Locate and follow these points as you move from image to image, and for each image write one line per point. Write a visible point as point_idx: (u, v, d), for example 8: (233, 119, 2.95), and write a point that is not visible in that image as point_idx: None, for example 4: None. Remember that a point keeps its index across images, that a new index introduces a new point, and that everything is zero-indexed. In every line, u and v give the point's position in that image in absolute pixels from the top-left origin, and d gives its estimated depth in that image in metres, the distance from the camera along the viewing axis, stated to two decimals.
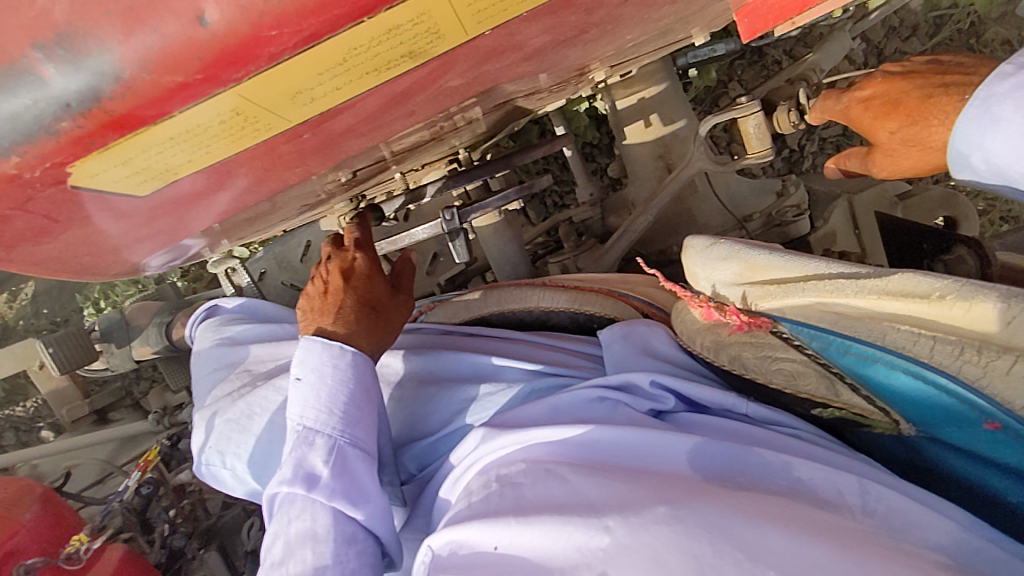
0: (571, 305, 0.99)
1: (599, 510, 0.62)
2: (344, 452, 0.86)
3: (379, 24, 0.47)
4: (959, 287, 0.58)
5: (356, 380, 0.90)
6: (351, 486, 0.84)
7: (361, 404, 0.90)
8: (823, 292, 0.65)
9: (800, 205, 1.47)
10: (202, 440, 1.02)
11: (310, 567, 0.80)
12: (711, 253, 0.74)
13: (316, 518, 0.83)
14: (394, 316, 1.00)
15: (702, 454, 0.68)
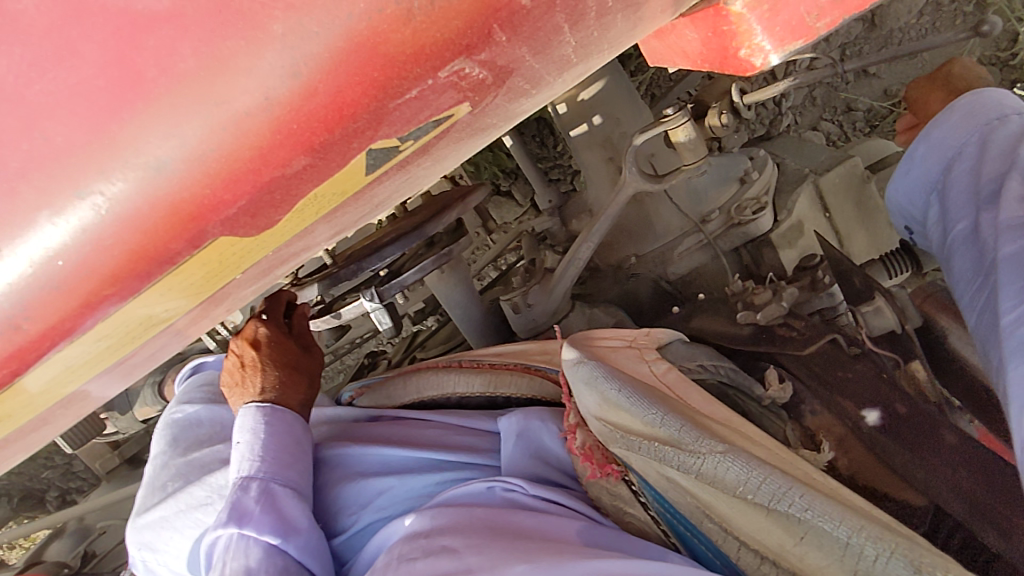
0: (485, 389, 0.99)
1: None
2: (277, 490, 0.86)
3: (93, 337, 0.46)
4: (756, 486, 0.47)
5: (287, 432, 0.94)
6: (280, 519, 0.83)
7: (291, 453, 0.92)
8: (649, 458, 0.56)
9: (760, 198, 1.32)
10: (137, 537, 1.09)
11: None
12: (577, 374, 0.69)
13: (251, 553, 0.82)
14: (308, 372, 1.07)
15: (587, 531, 0.65)
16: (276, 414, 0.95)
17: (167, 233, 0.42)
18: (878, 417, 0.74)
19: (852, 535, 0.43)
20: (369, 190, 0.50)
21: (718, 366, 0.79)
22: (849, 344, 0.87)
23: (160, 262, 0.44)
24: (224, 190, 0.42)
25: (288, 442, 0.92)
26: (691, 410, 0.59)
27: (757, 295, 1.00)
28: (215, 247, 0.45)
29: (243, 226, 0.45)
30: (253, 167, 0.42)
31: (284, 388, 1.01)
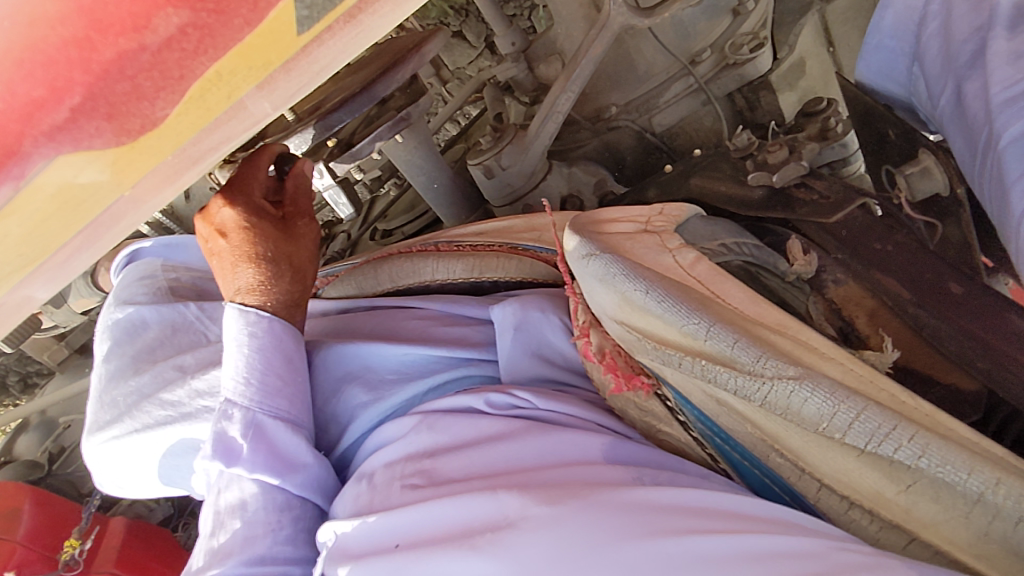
0: (468, 275, 0.87)
1: (507, 504, 0.52)
2: (267, 423, 0.71)
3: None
4: (843, 423, 0.41)
5: (276, 347, 0.75)
6: (273, 456, 0.70)
7: (284, 371, 0.75)
8: (698, 379, 0.49)
9: (756, 32, 1.14)
10: (95, 456, 0.95)
11: (241, 540, 0.68)
12: (588, 270, 0.60)
13: (244, 487, 0.70)
14: (305, 254, 0.82)
15: (614, 449, 0.58)
16: (261, 325, 0.75)
17: (4, 134, 0.39)
18: (924, 295, 0.66)
19: (986, 490, 0.37)
20: (299, 62, 0.44)
21: (742, 246, 0.70)
22: (879, 208, 0.77)
23: (8, 158, 0.39)
24: (65, 71, 0.38)
25: (286, 353, 0.76)
26: (738, 316, 0.52)
27: (772, 154, 0.89)
28: (67, 159, 0.41)
29: (92, 132, 0.41)
30: (86, 45, 0.38)
31: (270, 283, 0.78)
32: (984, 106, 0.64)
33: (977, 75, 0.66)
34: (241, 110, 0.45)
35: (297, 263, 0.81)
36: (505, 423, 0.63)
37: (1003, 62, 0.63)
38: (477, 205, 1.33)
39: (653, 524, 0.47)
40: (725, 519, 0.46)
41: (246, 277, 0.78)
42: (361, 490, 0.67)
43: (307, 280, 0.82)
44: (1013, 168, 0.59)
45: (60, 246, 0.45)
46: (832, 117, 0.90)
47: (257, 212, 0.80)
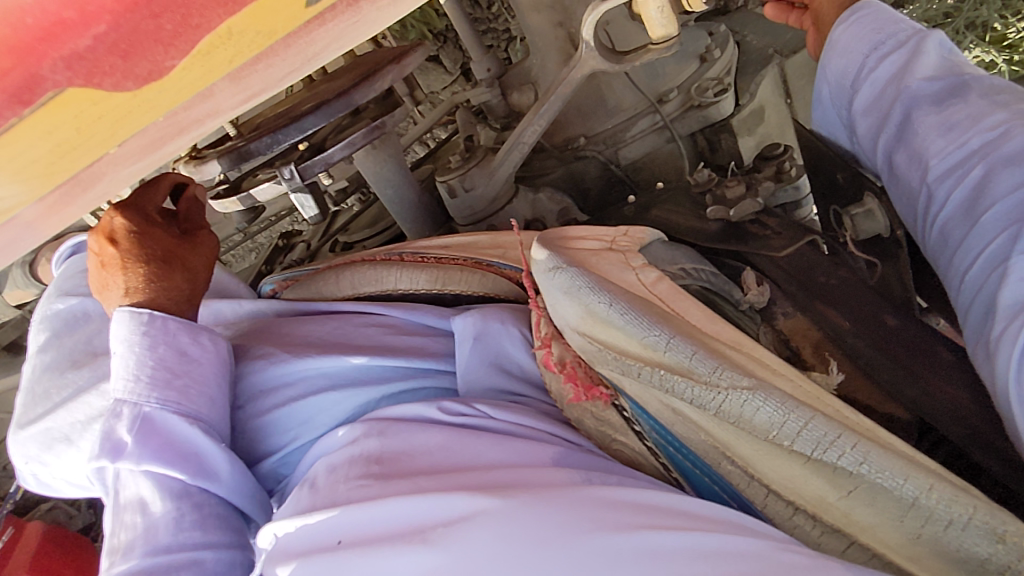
0: (430, 287, 0.88)
1: (454, 502, 0.52)
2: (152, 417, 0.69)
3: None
4: (795, 431, 0.43)
5: (167, 341, 0.73)
6: (163, 449, 0.68)
7: (174, 361, 0.73)
8: (657, 387, 0.51)
9: (721, 79, 1.22)
10: (21, 451, 0.90)
11: (142, 532, 0.67)
12: (554, 282, 0.62)
13: (139, 482, 0.68)
14: (195, 262, 0.81)
15: (564, 457, 0.59)
16: (154, 321, 0.73)
17: (22, 54, 0.38)
18: (862, 326, 0.71)
19: (920, 495, 0.39)
20: (299, 37, 0.44)
21: (700, 271, 0.73)
22: (826, 246, 0.83)
23: (23, 82, 0.39)
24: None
25: (177, 347, 0.73)
26: (696, 331, 0.54)
27: (730, 189, 0.94)
28: (74, 96, 0.40)
29: (106, 69, 0.40)
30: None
31: (158, 282, 0.76)
32: (920, 170, 0.66)
33: (906, 147, 0.68)
34: (237, 83, 0.44)
35: (189, 266, 0.79)
36: (454, 433, 0.63)
37: (935, 132, 0.65)
38: (442, 222, 1.33)
39: (609, 520, 0.47)
40: (670, 516, 0.47)
41: (133, 276, 0.75)
42: (303, 494, 0.65)
43: (200, 285, 0.80)
44: (953, 234, 0.61)
45: (38, 199, 0.44)
46: (787, 161, 0.98)
47: (148, 220, 0.79)
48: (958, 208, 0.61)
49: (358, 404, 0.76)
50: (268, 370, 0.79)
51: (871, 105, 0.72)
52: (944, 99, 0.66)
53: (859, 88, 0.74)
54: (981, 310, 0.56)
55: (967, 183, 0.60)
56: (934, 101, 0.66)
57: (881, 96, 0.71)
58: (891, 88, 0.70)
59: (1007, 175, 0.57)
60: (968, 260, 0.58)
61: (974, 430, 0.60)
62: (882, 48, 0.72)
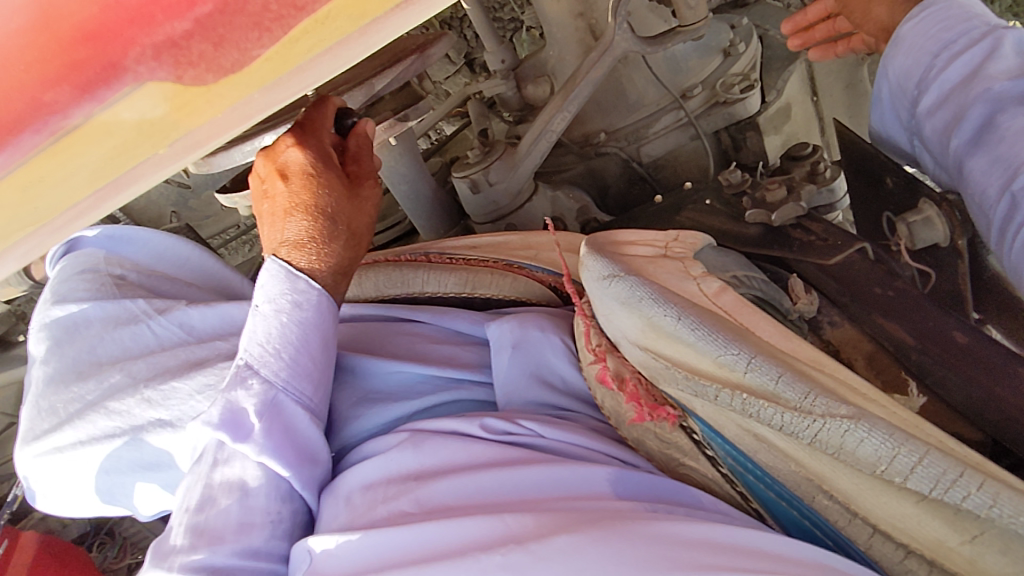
0: (459, 290, 0.83)
1: (509, 523, 0.49)
2: (287, 405, 0.64)
3: (27, 174, 0.36)
4: (910, 467, 0.39)
5: (314, 323, 0.68)
6: (289, 443, 0.63)
7: (318, 353, 0.68)
8: (738, 411, 0.47)
9: (747, 74, 1.18)
10: (27, 468, 0.85)
11: (237, 523, 0.60)
12: (610, 291, 0.58)
13: (250, 469, 0.62)
14: (365, 218, 0.75)
15: (621, 482, 0.55)
16: (307, 295, 0.68)
17: (105, 39, 0.34)
18: (927, 341, 0.67)
19: None
20: (379, 26, 0.39)
21: (752, 279, 0.69)
22: (874, 252, 0.80)
23: (101, 74, 0.35)
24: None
25: (323, 332, 0.69)
26: (775, 350, 0.50)
27: (770, 193, 0.91)
28: (155, 89, 0.36)
29: (193, 59, 0.36)
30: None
31: (320, 244, 0.70)
32: (1005, 176, 0.60)
33: (985, 151, 0.63)
34: (304, 75, 0.39)
35: (354, 223, 0.73)
36: (500, 451, 0.60)
37: (1020, 139, 0.59)
38: (457, 219, 1.28)
39: (682, 559, 0.44)
40: (758, 559, 0.44)
41: (294, 228, 0.70)
42: (337, 512, 0.61)
43: (360, 244, 0.74)
44: None
45: (73, 206, 0.39)
46: (820, 162, 0.97)
47: (325, 160, 0.72)
48: None
49: (387, 417, 0.70)
50: None
51: (938, 105, 0.68)
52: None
53: (925, 90, 0.70)
54: None
55: None
56: (1021, 101, 0.61)
57: (948, 99, 0.68)
58: (958, 97, 0.65)
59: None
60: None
61: None
62: (952, 47, 0.68)
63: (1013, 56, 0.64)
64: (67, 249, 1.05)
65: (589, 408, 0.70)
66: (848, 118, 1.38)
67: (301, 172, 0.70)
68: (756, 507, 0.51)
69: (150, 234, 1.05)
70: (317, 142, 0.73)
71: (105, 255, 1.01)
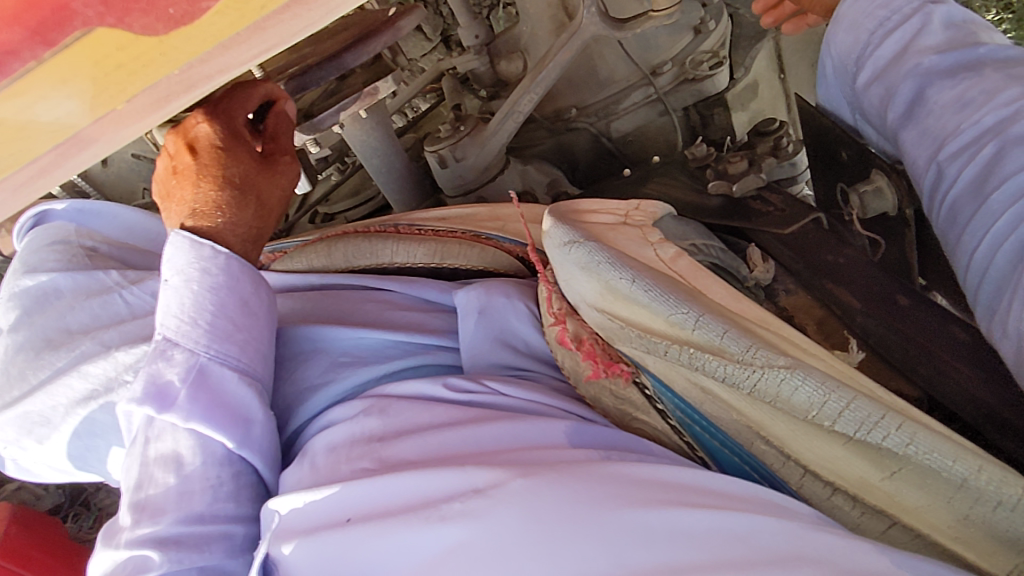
0: (428, 261, 0.84)
1: (473, 474, 0.51)
2: (210, 370, 0.65)
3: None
4: (839, 409, 0.42)
5: (230, 286, 0.69)
6: (216, 406, 0.64)
7: (238, 317, 0.69)
8: (684, 365, 0.50)
9: (716, 51, 1.20)
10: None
11: (175, 493, 0.62)
12: (570, 257, 0.60)
13: (180, 439, 0.63)
14: (276, 191, 0.76)
15: (577, 432, 0.57)
16: (216, 262, 0.69)
17: None
18: (871, 305, 0.71)
19: (969, 476, 0.40)
20: None
21: (710, 247, 0.72)
22: (829, 223, 0.83)
23: (51, 15, 0.35)
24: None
25: (244, 295, 0.70)
26: (724, 309, 0.53)
27: (732, 165, 0.94)
28: (104, 36, 0.37)
29: (143, 6, 0.37)
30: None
31: (222, 213, 0.71)
32: (933, 146, 0.63)
33: (916, 124, 0.65)
34: (262, 32, 0.40)
35: (263, 195, 0.75)
36: (461, 411, 0.62)
37: (949, 111, 0.62)
38: (428, 193, 1.30)
39: (630, 495, 0.46)
40: (697, 494, 0.47)
41: (201, 197, 0.72)
42: (303, 472, 0.63)
43: (269, 217, 0.76)
44: (961, 211, 0.59)
45: (31, 158, 0.40)
46: (785, 137, 1.01)
47: (235, 136, 0.74)
48: (969, 186, 0.58)
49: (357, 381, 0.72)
50: None
51: (872, 81, 0.70)
52: (959, 72, 0.63)
53: (860, 67, 0.71)
54: (994, 286, 0.54)
55: (979, 160, 0.58)
56: (949, 74, 0.64)
57: (882, 75, 0.68)
58: (890, 71, 0.67)
59: (1017, 153, 0.55)
60: (975, 240, 0.57)
61: (989, 408, 0.60)
62: (888, 23, 0.69)
63: (942, 29, 0.67)
64: (35, 221, 1.05)
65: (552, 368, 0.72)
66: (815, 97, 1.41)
67: (206, 146, 0.72)
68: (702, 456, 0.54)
69: (120, 207, 1.05)
70: (237, 113, 0.74)
71: (74, 228, 1.01)
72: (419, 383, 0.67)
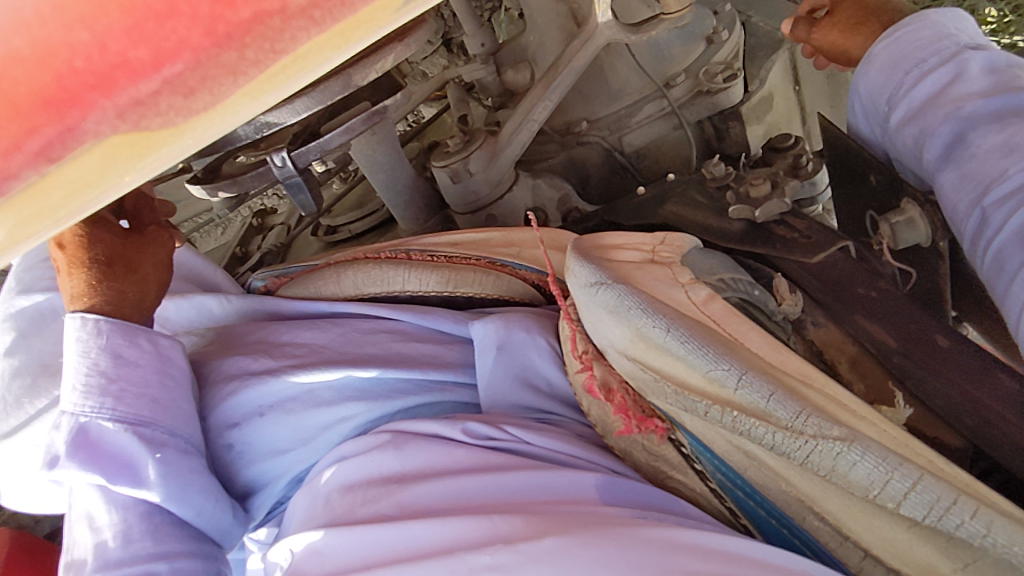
0: (440, 291, 0.81)
1: (498, 523, 0.49)
2: (92, 428, 0.64)
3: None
4: (904, 490, 0.39)
5: (100, 345, 0.67)
6: (100, 462, 0.63)
7: (113, 370, 0.66)
8: (726, 427, 0.47)
9: (729, 63, 1.17)
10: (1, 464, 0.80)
11: (92, 549, 0.63)
12: (598, 300, 0.57)
13: (89, 495, 0.64)
14: (154, 259, 0.74)
15: (608, 487, 0.54)
16: (92, 327, 0.67)
17: (63, 105, 0.33)
18: (910, 344, 0.68)
19: None
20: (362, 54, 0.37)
21: (738, 282, 0.69)
22: (856, 250, 0.80)
23: (59, 136, 0.34)
24: (162, 38, 0.33)
25: (117, 348, 0.67)
26: (765, 363, 0.50)
27: (755, 188, 0.90)
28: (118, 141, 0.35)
29: (161, 111, 0.35)
30: (194, 12, 0.33)
31: (107, 294, 0.69)
32: (975, 191, 0.59)
33: (955, 167, 0.62)
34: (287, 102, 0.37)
35: (139, 271, 0.72)
36: (481, 455, 0.58)
37: (991, 157, 0.59)
38: (436, 210, 1.25)
39: (669, 565, 0.43)
40: (740, 565, 0.43)
41: (79, 284, 0.68)
42: (317, 512, 0.60)
43: (153, 288, 0.73)
44: (1010, 262, 0.55)
45: (32, 237, 0.36)
46: (804, 156, 1.00)
47: (93, 219, 0.71)
48: (1018, 234, 0.55)
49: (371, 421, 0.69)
50: (241, 393, 0.71)
51: (910, 122, 0.67)
52: (1005, 119, 0.60)
53: (893, 107, 0.69)
54: None
55: None
56: (994, 119, 0.60)
57: (917, 116, 0.67)
58: (932, 110, 0.65)
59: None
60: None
61: None
62: (924, 66, 0.67)
63: (984, 73, 0.64)
64: None
65: (572, 407, 0.70)
66: (832, 110, 1.37)
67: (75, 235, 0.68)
68: (743, 520, 0.51)
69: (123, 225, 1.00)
70: None
71: None
72: (437, 423, 0.63)
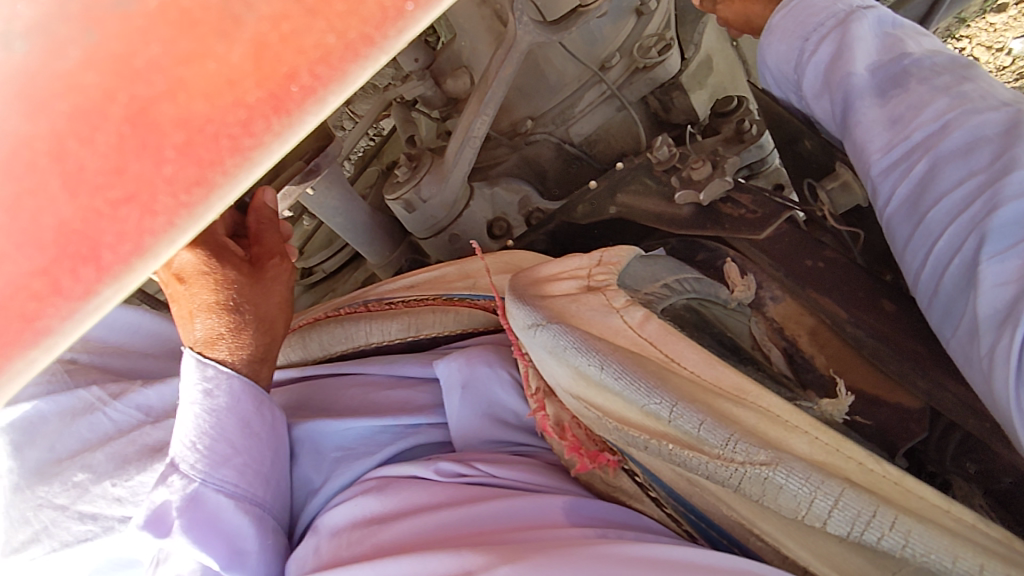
0: (405, 335, 0.83)
1: (464, 556, 0.50)
2: (211, 495, 0.64)
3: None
4: (829, 508, 0.41)
5: (234, 406, 0.68)
6: (213, 532, 0.62)
7: (244, 434, 0.68)
8: (665, 459, 0.48)
9: (661, 34, 1.15)
10: None
11: None
12: (537, 341, 0.58)
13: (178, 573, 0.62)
14: (275, 302, 0.74)
15: (575, 508, 0.56)
16: (216, 380, 0.68)
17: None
18: (860, 311, 0.68)
19: None
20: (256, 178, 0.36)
21: (682, 284, 0.70)
22: (804, 219, 0.80)
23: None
24: (74, 288, 0.33)
25: (243, 415, 0.69)
26: (696, 387, 0.51)
27: (695, 170, 0.88)
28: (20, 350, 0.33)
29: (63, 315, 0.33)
30: (88, 255, 0.32)
31: (235, 340, 0.70)
32: (864, 163, 0.61)
33: (851, 137, 0.62)
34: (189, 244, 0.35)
35: (265, 317, 0.72)
36: (455, 490, 0.61)
37: (877, 126, 0.59)
38: (399, 238, 1.27)
39: None
40: None
41: (211, 324, 0.69)
42: (307, 557, 0.62)
43: (276, 334, 0.74)
44: (899, 232, 0.57)
45: None
46: (746, 119, 0.97)
47: (218, 253, 0.70)
48: (903, 203, 0.57)
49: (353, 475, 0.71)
50: None
51: (821, 89, 0.66)
52: (886, 89, 0.60)
53: (802, 74, 0.69)
54: (942, 311, 0.53)
55: (912, 178, 0.56)
56: (878, 90, 0.60)
57: (824, 83, 0.66)
58: (831, 78, 0.64)
59: (951, 170, 0.53)
60: (918, 261, 0.55)
61: (995, 422, 0.57)
62: (822, 29, 0.67)
63: (873, 36, 0.64)
64: None
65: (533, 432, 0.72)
66: None
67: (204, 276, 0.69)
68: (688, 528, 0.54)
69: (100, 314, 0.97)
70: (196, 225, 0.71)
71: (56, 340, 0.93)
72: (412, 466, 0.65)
